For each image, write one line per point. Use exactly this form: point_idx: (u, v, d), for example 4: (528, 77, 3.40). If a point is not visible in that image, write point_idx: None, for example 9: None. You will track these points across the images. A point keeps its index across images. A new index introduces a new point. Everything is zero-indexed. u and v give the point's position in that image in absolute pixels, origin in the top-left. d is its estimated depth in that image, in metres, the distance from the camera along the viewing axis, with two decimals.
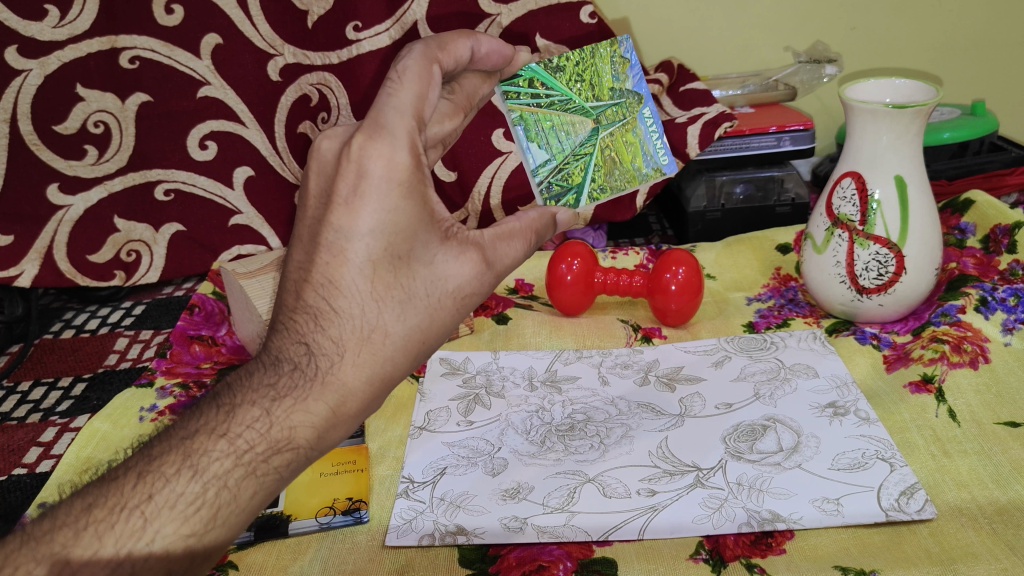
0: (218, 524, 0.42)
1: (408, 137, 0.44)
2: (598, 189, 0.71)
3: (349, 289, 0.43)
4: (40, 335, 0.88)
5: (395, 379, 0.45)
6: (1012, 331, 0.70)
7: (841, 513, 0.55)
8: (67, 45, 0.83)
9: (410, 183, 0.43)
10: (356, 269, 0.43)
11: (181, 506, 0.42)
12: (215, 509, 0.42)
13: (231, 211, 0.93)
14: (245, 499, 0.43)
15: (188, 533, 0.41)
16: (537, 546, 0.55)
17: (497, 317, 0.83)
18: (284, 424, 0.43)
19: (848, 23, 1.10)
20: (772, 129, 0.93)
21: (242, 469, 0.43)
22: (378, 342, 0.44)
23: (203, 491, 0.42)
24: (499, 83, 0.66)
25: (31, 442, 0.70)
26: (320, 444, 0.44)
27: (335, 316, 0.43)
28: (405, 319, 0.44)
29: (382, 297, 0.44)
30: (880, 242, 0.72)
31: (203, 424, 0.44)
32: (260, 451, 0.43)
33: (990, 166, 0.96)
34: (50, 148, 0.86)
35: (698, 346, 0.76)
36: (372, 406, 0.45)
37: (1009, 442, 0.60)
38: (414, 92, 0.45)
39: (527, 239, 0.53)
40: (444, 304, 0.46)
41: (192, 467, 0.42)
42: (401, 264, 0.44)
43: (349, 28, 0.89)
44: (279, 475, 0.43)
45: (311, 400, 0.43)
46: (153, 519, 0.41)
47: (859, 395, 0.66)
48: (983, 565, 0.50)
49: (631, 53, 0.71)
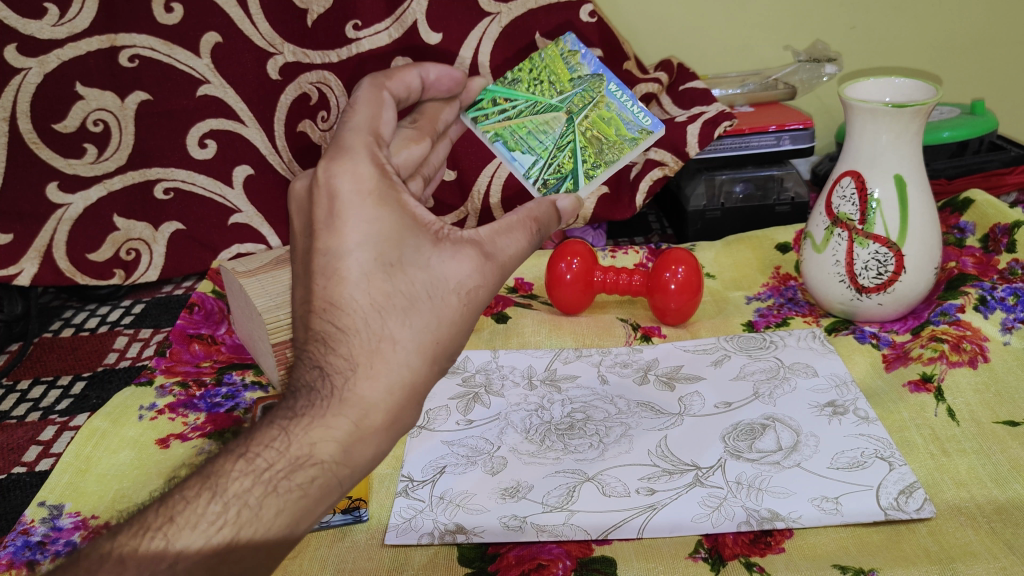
0: (243, 545, 0.40)
1: (367, 149, 0.46)
2: (592, 165, 0.69)
3: (349, 305, 0.43)
4: (40, 334, 0.88)
5: (417, 387, 0.44)
6: (1011, 330, 0.70)
7: (839, 512, 0.55)
8: (66, 43, 0.83)
9: (381, 190, 0.45)
10: (353, 285, 0.43)
11: (203, 525, 0.40)
12: (237, 527, 0.40)
13: (231, 210, 0.93)
14: (269, 519, 0.41)
15: (212, 553, 0.40)
16: (536, 545, 0.55)
17: (497, 316, 0.83)
18: (303, 440, 0.42)
19: (848, 22, 1.10)
20: (772, 128, 0.93)
21: (262, 486, 0.41)
22: (388, 350, 0.44)
23: (224, 510, 0.41)
24: (463, 112, 0.69)
25: (31, 440, 0.70)
26: (346, 459, 0.43)
27: (343, 335, 0.43)
28: (411, 324, 0.44)
29: (383, 306, 0.44)
30: (880, 242, 0.72)
31: (225, 454, 0.43)
32: (278, 468, 0.42)
33: (989, 165, 0.96)
34: (50, 146, 0.86)
35: (698, 345, 0.76)
36: (399, 416, 0.44)
37: (1007, 441, 0.60)
38: (366, 113, 0.48)
39: (531, 229, 0.52)
40: (448, 302, 0.46)
41: (212, 489, 0.41)
42: (394, 271, 0.44)
43: (350, 26, 0.89)
44: (304, 492, 0.42)
45: (329, 415, 0.42)
46: (175, 539, 0.40)
47: (857, 395, 0.66)
48: (981, 564, 0.50)
49: (577, 44, 0.75)
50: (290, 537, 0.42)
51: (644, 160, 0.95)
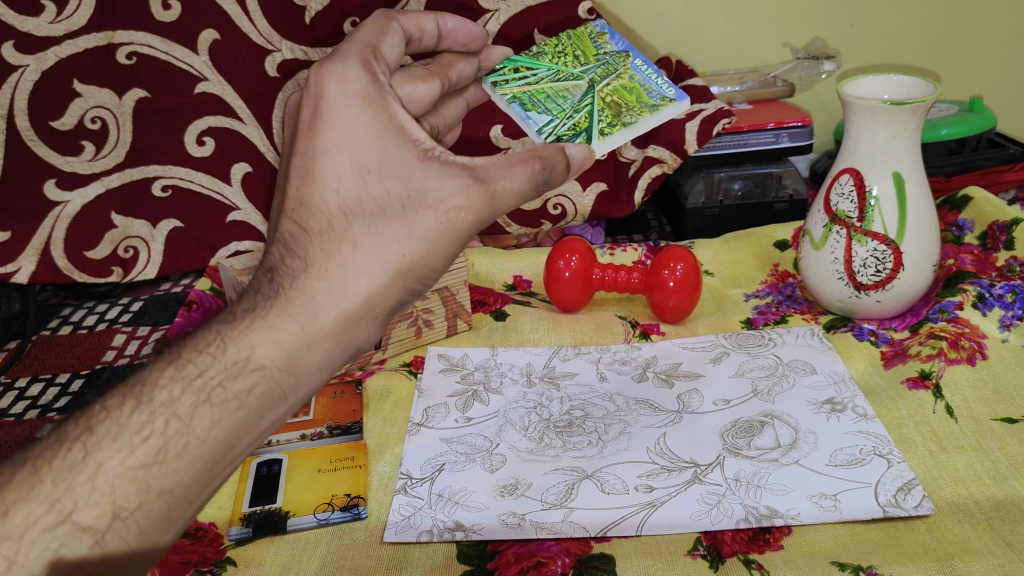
0: (171, 455, 0.40)
1: (360, 59, 0.48)
2: (608, 126, 0.67)
3: (318, 205, 0.45)
4: (37, 332, 0.88)
5: (375, 297, 0.44)
6: (1009, 327, 0.71)
7: (838, 509, 0.55)
8: (63, 40, 0.83)
9: (368, 94, 0.46)
10: (325, 185, 0.45)
11: (127, 436, 0.40)
12: (165, 440, 0.40)
13: (230, 207, 0.93)
14: (201, 430, 0.40)
15: (136, 465, 0.39)
16: (535, 543, 0.55)
17: (495, 314, 0.83)
18: (243, 344, 0.42)
19: (848, 19, 1.10)
20: (770, 125, 0.92)
21: (192, 396, 0.41)
22: (347, 252, 0.44)
23: (150, 420, 0.40)
24: (483, 76, 0.69)
25: (29, 438, 0.70)
26: (292, 368, 0.43)
27: (304, 237, 0.45)
28: (376, 231, 0.44)
29: (350, 209, 0.44)
30: (877, 238, 0.72)
31: (157, 368, 0.43)
32: (213, 376, 0.41)
33: (987, 163, 0.96)
34: (47, 144, 0.86)
35: (696, 342, 0.76)
36: (351, 326, 0.44)
37: (1005, 438, 0.60)
38: (371, 34, 0.52)
39: (533, 167, 0.50)
40: (420, 214, 0.45)
41: (137, 399, 0.41)
42: (370, 176, 0.45)
43: (348, 23, 0.89)
44: (242, 402, 0.41)
45: (275, 316, 0.43)
46: (95, 452, 0.39)
47: (856, 392, 0.66)
48: (980, 561, 0.50)
49: (605, 28, 0.78)
50: (229, 450, 0.42)
51: (644, 157, 0.94)
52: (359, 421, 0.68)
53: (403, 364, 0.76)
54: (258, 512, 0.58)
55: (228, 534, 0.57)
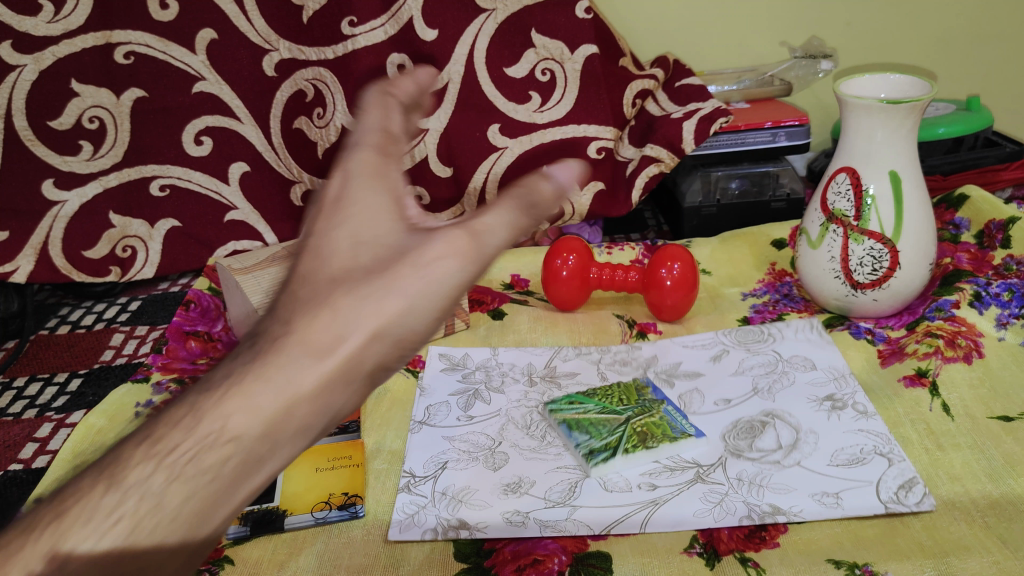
0: (145, 538, 0.33)
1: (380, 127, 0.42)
2: None
3: (314, 273, 0.38)
4: (36, 332, 0.88)
5: (353, 362, 0.36)
6: (1006, 325, 0.71)
7: (841, 506, 0.55)
8: (61, 40, 0.84)
9: (382, 171, 0.41)
10: (323, 257, 0.38)
11: (97, 520, 0.33)
12: (137, 521, 0.33)
13: (226, 207, 0.93)
14: (177, 509, 0.34)
15: (109, 551, 0.33)
16: (534, 540, 0.55)
17: (494, 313, 0.84)
18: (215, 414, 0.35)
19: (845, 18, 1.10)
20: (767, 124, 0.93)
21: (165, 471, 0.34)
22: (327, 319, 0.36)
23: (122, 501, 0.33)
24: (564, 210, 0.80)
25: (27, 437, 0.70)
26: (266, 441, 0.35)
27: (292, 302, 0.38)
28: (363, 295, 0.37)
29: (342, 276, 0.38)
30: (874, 237, 0.72)
31: (129, 444, 0.36)
32: (184, 450, 0.34)
33: (984, 161, 0.96)
34: (46, 143, 0.86)
35: (695, 341, 0.76)
36: (328, 394, 0.36)
37: (1002, 437, 0.60)
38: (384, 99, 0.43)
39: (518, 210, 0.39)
40: (400, 273, 0.37)
41: (108, 480, 0.34)
42: (368, 249, 0.38)
43: (345, 22, 0.88)
44: (218, 477, 0.35)
45: (250, 380, 0.36)
46: (62, 540, 0.33)
47: (856, 388, 0.67)
48: (975, 558, 0.50)
49: None
50: (205, 526, 0.35)
51: (641, 156, 0.93)
52: (357, 420, 0.68)
53: (401, 363, 0.76)
54: (256, 511, 0.58)
55: (227, 533, 0.57)
